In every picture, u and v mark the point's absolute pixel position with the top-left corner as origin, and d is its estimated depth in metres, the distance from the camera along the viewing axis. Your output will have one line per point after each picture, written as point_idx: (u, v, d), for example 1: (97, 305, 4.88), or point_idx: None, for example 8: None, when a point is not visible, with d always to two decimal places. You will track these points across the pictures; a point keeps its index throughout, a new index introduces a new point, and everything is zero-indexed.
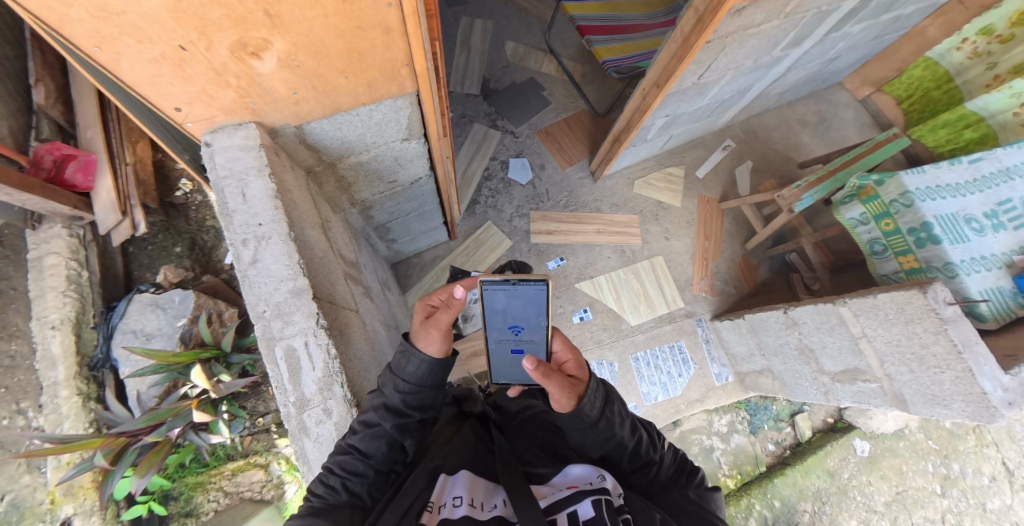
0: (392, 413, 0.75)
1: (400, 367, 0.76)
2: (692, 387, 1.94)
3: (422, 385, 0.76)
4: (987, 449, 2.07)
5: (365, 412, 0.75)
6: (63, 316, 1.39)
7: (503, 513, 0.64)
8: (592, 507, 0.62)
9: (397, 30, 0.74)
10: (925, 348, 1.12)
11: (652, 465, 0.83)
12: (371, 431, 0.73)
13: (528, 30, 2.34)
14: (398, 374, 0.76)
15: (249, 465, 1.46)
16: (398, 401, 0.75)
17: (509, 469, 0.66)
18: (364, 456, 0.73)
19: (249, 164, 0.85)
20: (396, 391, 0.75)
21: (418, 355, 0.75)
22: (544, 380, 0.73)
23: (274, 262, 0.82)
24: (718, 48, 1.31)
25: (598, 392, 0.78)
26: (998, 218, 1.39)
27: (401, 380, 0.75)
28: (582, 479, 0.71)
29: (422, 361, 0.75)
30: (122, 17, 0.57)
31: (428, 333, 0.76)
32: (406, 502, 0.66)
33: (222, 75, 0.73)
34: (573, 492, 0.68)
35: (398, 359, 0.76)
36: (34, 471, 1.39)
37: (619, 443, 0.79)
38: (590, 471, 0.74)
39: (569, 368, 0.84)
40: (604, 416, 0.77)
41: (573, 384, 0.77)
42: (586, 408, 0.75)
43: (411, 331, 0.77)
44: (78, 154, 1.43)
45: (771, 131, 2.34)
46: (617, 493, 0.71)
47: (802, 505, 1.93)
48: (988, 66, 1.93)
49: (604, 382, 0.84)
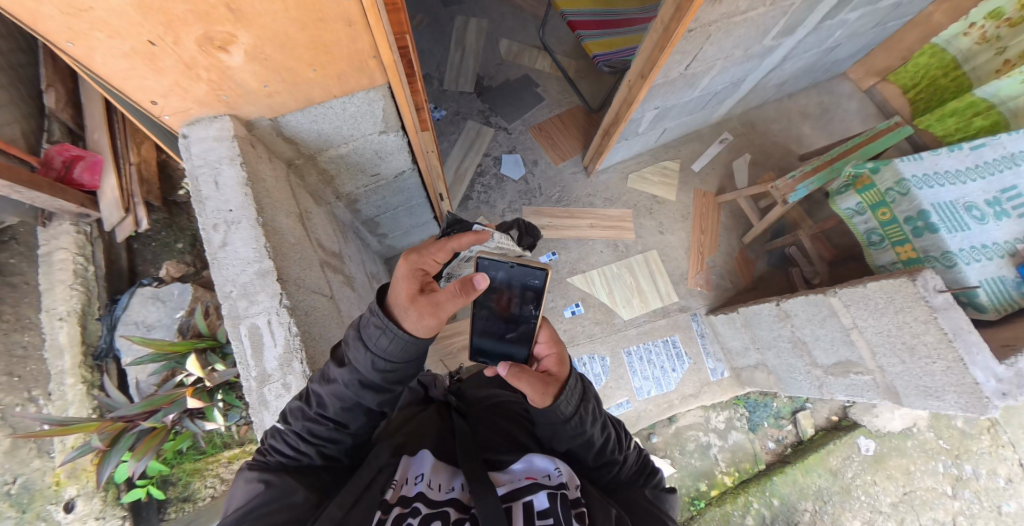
0: (366, 387, 0.68)
1: (372, 340, 0.65)
2: (686, 382, 1.92)
3: (399, 363, 0.67)
4: (1003, 449, 1.99)
5: (339, 383, 0.68)
6: (70, 308, 1.46)
7: (460, 498, 0.64)
8: (548, 499, 0.61)
9: (360, 22, 0.76)
10: (915, 337, 1.08)
11: (615, 464, 0.81)
12: (348, 407, 0.69)
13: (522, 28, 2.36)
14: (372, 349, 0.66)
15: (244, 454, 1.51)
16: (374, 377, 0.67)
17: (469, 455, 0.66)
18: (340, 425, 0.71)
19: (222, 154, 0.90)
20: (372, 367, 0.66)
21: (395, 332, 0.64)
22: (515, 381, 0.70)
23: (243, 247, 0.86)
24: (702, 36, 1.30)
25: (575, 390, 0.75)
26: (1000, 205, 1.32)
27: (378, 357, 0.66)
28: (541, 471, 0.69)
29: (397, 339, 0.64)
30: (91, 13, 0.61)
31: (416, 310, 0.64)
32: (369, 476, 0.66)
33: (193, 69, 0.77)
34: (530, 482, 0.66)
35: (374, 332, 0.65)
36: (43, 456, 1.45)
37: (588, 440, 0.77)
38: (549, 464, 0.72)
39: (548, 363, 0.79)
40: (578, 414, 0.74)
41: (547, 382, 0.73)
42: (561, 406, 0.72)
43: (398, 304, 0.65)
44: (85, 154, 1.49)
45: (770, 123, 2.30)
46: (573, 486, 0.69)
47: (802, 504, 1.88)
48: (997, 52, 1.83)
49: (584, 379, 0.80)
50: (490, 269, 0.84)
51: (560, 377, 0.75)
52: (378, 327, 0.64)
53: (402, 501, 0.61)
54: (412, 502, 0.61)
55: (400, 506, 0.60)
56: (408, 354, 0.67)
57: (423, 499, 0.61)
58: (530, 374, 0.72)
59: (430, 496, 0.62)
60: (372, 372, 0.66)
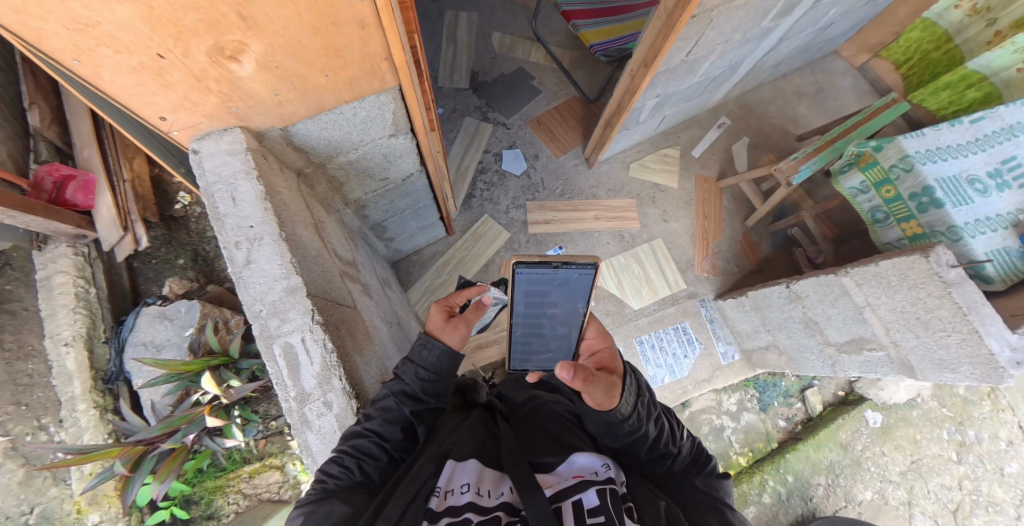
0: (410, 399, 0.81)
1: (417, 356, 0.83)
2: (698, 367, 1.95)
3: (437, 375, 0.84)
4: (1003, 413, 2.06)
5: (385, 396, 0.81)
6: (75, 332, 1.42)
7: (510, 501, 0.64)
8: (597, 495, 0.62)
9: (373, 24, 0.74)
10: (930, 312, 1.10)
11: (669, 457, 0.83)
12: (388, 416, 0.79)
13: (514, 20, 2.32)
14: (416, 362, 0.83)
15: (266, 467, 1.51)
16: (416, 387, 0.82)
17: (516, 459, 0.66)
18: (381, 440, 0.77)
19: (236, 169, 0.88)
20: (414, 377, 0.82)
21: (437, 344, 0.83)
22: (586, 386, 0.73)
23: (268, 263, 0.85)
24: (705, 22, 1.28)
25: (630, 388, 0.81)
26: (1001, 177, 1.29)
27: (421, 368, 0.83)
28: (587, 469, 0.71)
29: (439, 351, 0.83)
30: (97, 28, 0.57)
31: (452, 327, 0.87)
32: (413, 489, 0.67)
33: (202, 81, 0.74)
34: (578, 481, 0.67)
35: (417, 349, 0.84)
36: (60, 484, 1.43)
37: (643, 435, 0.81)
38: (595, 460, 0.73)
39: (603, 357, 0.90)
40: (635, 412, 0.79)
41: (614, 383, 0.78)
42: (621, 407, 0.77)
43: (434, 328, 0.86)
44: (77, 174, 1.45)
45: (766, 105, 2.31)
46: (620, 481, 0.72)
47: (816, 478, 1.92)
48: (987, 23, 1.80)
49: (637, 374, 0.86)
50: (534, 273, 0.92)
51: (618, 376, 0.82)
52: (418, 344, 0.84)
53: (452, 511, 0.61)
54: (462, 512, 0.60)
55: (450, 517, 0.59)
56: (444, 367, 0.85)
57: (473, 508, 0.61)
58: (598, 378, 0.76)
59: (480, 504, 0.62)
60: (415, 380, 0.82)
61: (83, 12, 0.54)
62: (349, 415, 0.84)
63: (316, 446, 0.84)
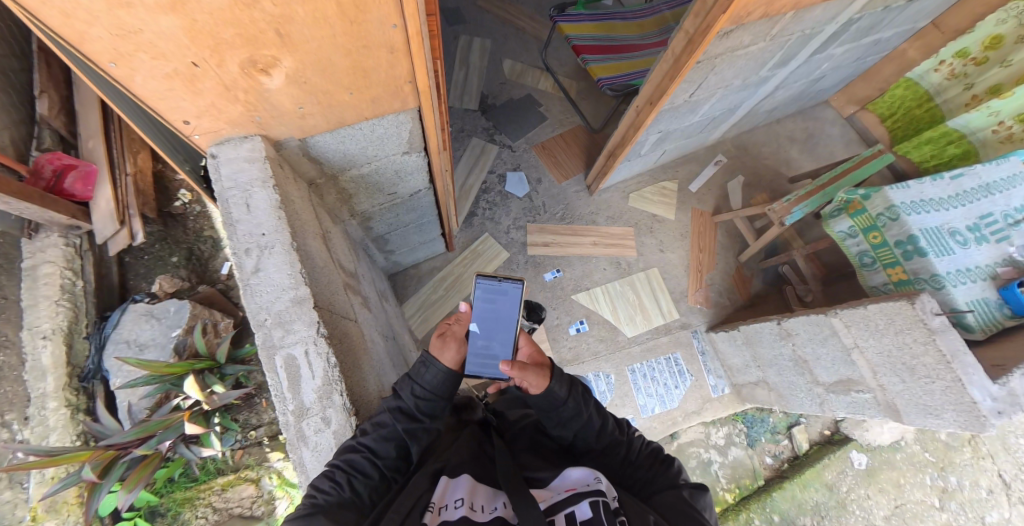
0: (405, 416, 0.80)
1: (417, 374, 0.82)
2: (689, 399, 1.96)
3: (435, 395, 0.82)
4: (984, 461, 2.08)
5: (381, 412, 0.80)
6: (56, 325, 1.37)
7: (504, 516, 0.62)
8: (591, 508, 0.61)
9: (401, 49, 0.76)
10: (915, 358, 1.13)
11: (620, 446, 0.87)
12: (382, 432, 0.77)
13: (524, 49, 2.42)
14: (415, 380, 0.82)
15: (240, 480, 1.42)
16: (411, 405, 0.81)
17: (509, 473, 0.65)
18: (374, 456, 0.75)
19: (252, 177, 0.88)
20: (411, 395, 0.81)
21: (438, 365, 0.82)
22: (521, 373, 0.82)
23: (277, 272, 0.85)
24: (709, 67, 1.35)
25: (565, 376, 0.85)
26: (980, 230, 1.36)
27: (418, 385, 0.81)
28: (579, 481, 0.69)
29: (440, 371, 0.82)
30: (138, 35, 0.58)
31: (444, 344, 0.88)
32: (409, 503, 0.66)
33: (230, 91, 0.75)
34: (571, 494, 0.66)
35: (417, 367, 0.83)
36: (16, 487, 1.34)
37: (587, 422, 0.86)
38: (588, 473, 0.71)
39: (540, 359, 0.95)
40: (573, 398, 0.84)
41: (543, 366, 0.85)
42: (557, 387, 0.83)
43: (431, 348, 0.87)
44: (78, 164, 1.43)
45: (760, 147, 2.41)
46: (612, 496, 0.68)
47: (802, 519, 1.91)
48: (965, 87, 1.97)
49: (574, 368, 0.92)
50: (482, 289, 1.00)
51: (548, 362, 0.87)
52: (421, 362, 0.83)
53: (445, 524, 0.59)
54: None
55: None
56: (443, 388, 0.83)
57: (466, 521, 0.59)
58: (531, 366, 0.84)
59: (474, 518, 0.60)
60: (411, 397, 0.81)
61: (128, 20, 0.55)
62: (347, 432, 0.82)
63: (310, 463, 0.81)
